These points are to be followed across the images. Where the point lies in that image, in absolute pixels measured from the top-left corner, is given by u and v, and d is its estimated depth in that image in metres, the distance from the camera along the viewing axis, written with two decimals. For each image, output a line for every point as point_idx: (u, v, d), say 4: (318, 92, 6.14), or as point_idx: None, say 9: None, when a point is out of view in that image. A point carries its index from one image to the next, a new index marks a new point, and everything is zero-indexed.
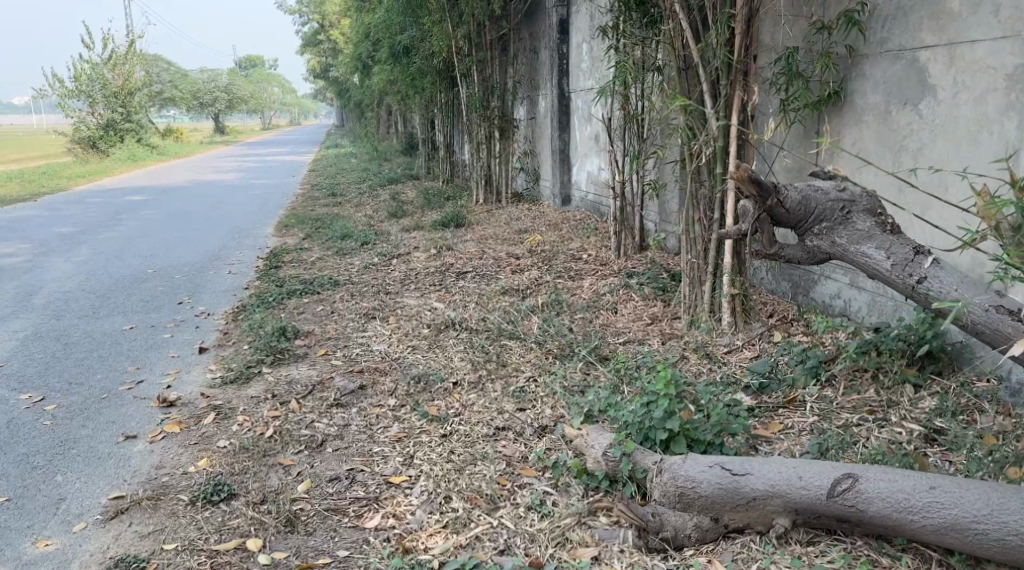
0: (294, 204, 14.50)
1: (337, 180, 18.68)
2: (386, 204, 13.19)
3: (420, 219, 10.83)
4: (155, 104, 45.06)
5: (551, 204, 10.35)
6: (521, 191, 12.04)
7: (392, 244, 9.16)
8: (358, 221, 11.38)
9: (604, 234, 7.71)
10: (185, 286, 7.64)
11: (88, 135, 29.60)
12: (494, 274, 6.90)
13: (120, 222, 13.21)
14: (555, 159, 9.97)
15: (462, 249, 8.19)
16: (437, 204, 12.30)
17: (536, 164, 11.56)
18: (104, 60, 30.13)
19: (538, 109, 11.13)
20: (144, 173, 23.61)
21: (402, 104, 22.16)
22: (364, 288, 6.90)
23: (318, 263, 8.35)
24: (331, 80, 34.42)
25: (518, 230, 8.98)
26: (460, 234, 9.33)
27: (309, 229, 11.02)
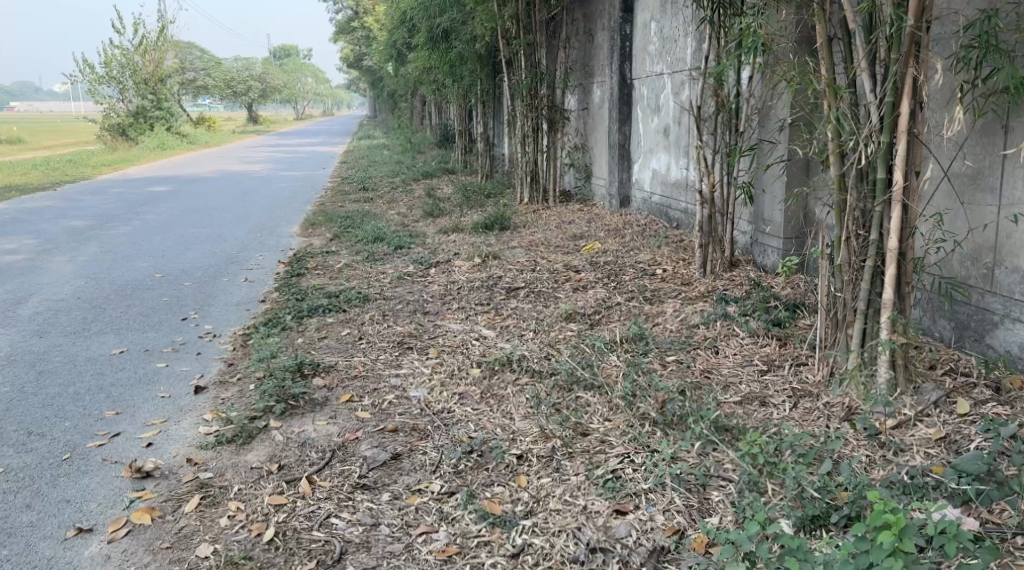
0: (323, 200, 13.53)
1: (369, 173, 17.70)
2: (421, 201, 12.17)
3: (459, 220, 9.79)
4: (188, 92, 44.53)
5: (607, 205, 9.26)
6: (570, 189, 10.96)
7: (430, 250, 8.13)
8: (391, 221, 10.36)
9: (679, 244, 6.60)
10: (192, 298, 6.64)
11: (118, 123, 28.98)
12: (551, 292, 5.82)
13: (137, 216, 12.31)
14: (614, 155, 8.86)
15: (511, 258, 7.13)
16: (477, 203, 11.23)
17: (588, 161, 10.46)
18: (135, 47, 29.46)
19: (593, 98, 10.05)
20: (171, 163, 22.84)
21: (438, 95, 21.13)
22: (399, 305, 5.87)
23: (347, 272, 7.34)
24: (365, 70, 33.56)
25: (573, 237, 7.89)
26: (507, 239, 8.28)
27: (337, 229, 10.03)
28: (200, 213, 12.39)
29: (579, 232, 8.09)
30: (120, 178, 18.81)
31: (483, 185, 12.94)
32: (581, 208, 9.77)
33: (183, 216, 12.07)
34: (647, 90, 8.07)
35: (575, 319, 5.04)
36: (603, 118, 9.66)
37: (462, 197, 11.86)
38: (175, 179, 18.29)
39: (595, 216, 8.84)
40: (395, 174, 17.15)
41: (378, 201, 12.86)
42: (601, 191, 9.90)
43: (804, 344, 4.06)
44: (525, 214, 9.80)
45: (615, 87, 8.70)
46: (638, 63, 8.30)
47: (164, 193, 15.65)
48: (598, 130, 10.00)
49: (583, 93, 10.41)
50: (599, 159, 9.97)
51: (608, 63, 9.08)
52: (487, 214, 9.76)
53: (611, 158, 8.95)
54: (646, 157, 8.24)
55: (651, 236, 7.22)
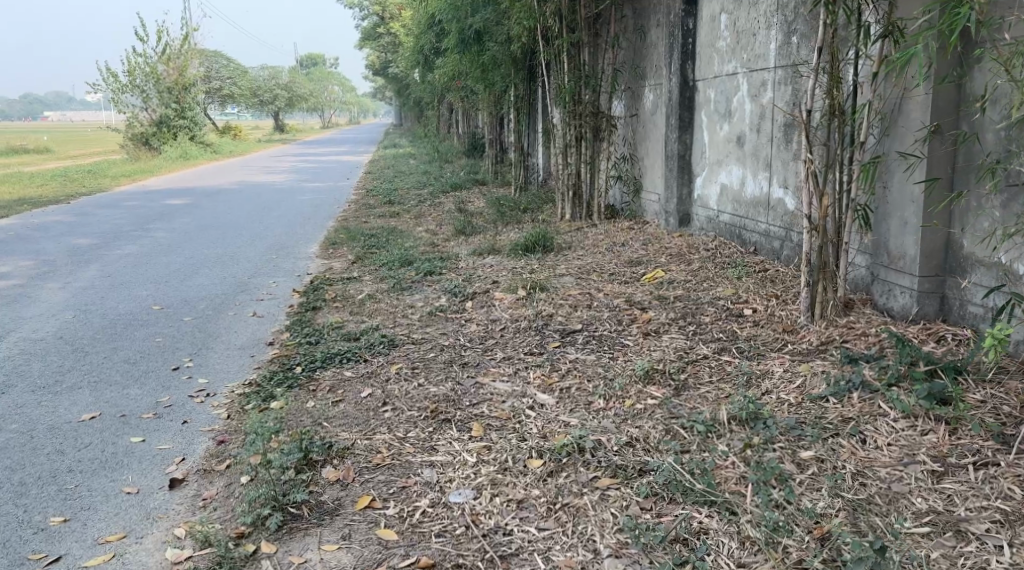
0: (347, 214, 12.60)
1: (395, 185, 16.72)
2: (452, 216, 11.19)
3: (495, 240, 8.78)
4: (213, 101, 44.03)
5: (663, 224, 8.20)
6: (616, 205, 9.91)
7: (464, 277, 7.10)
8: (420, 241, 9.39)
9: (765, 277, 5.53)
10: (190, 338, 5.67)
11: (141, 132, 28.30)
12: (618, 338, 4.76)
13: (146, 233, 11.44)
14: (672, 167, 7.81)
15: (561, 289, 6.09)
16: (514, 219, 10.21)
17: (639, 174, 9.40)
18: (159, 55, 28.90)
19: (644, 104, 9.02)
20: (193, 174, 22.13)
21: (466, 102, 20.13)
22: (431, 353, 4.83)
23: (369, 305, 6.32)
24: (391, 77, 32.82)
25: (631, 262, 6.85)
26: (552, 263, 7.23)
27: (360, 250, 9.05)
28: (214, 230, 11.50)
29: (637, 256, 7.03)
30: (136, 189, 18.04)
31: (519, 199, 11.91)
32: (630, 227, 8.71)
33: (195, 233, 11.18)
34: (715, 93, 7.05)
35: (656, 380, 3.98)
36: (658, 125, 8.62)
37: (497, 212, 10.82)
38: (194, 191, 17.46)
39: (650, 236, 7.78)
40: (422, 185, 16.14)
41: (405, 216, 11.88)
42: (653, 207, 8.84)
43: (985, 434, 3.05)
44: (567, 233, 8.76)
45: (674, 91, 7.66)
46: (703, 62, 7.27)
47: (180, 206, 14.84)
48: (650, 139, 8.95)
49: (633, 99, 9.38)
50: (652, 172, 8.92)
51: (665, 64, 8.06)
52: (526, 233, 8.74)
53: (668, 171, 7.91)
54: (713, 170, 7.18)
55: (724, 264, 6.14)
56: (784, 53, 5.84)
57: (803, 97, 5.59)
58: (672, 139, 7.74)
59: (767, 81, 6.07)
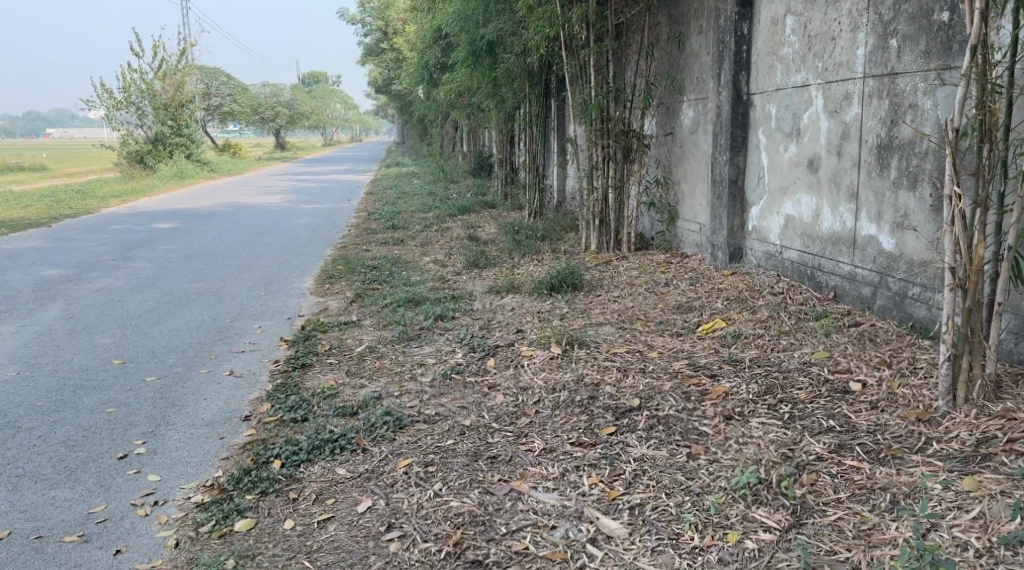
0: (347, 241, 11.56)
1: (398, 207, 15.65)
2: (462, 245, 10.14)
3: (514, 275, 7.73)
4: (212, 118, 43.21)
5: (708, 259, 7.13)
6: (647, 235, 8.85)
7: (482, 325, 6.01)
8: (429, 274, 8.34)
9: (862, 339, 4.49)
10: (148, 408, 4.58)
11: (136, 150, 27.31)
12: (694, 425, 3.65)
13: (125, 261, 10.39)
14: (721, 194, 6.74)
15: (605, 343, 4.98)
16: (531, 250, 9.13)
17: (673, 201, 8.37)
18: (155, 71, 28.00)
19: (682, 121, 8.00)
20: (187, 193, 21.17)
21: (473, 120, 19.11)
22: (448, 440, 3.73)
23: (368, 363, 5.21)
24: (394, 95, 31.92)
25: (681, 307, 5.75)
26: (586, 307, 6.14)
27: (359, 286, 7.96)
28: (200, 259, 10.42)
29: (687, 299, 5.91)
30: (124, 211, 17.02)
31: (534, 226, 10.83)
32: (667, 261, 7.64)
33: (179, 263, 10.11)
34: (778, 108, 6.03)
35: (762, 499, 2.93)
36: (700, 146, 7.62)
37: (512, 242, 9.72)
38: (184, 214, 16.41)
39: (695, 274, 6.71)
40: (427, 208, 15.06)
41: (409, 244, 10.79)
42: (693, 239, 7.80)
43: None
44: (596, 268, 7.69)
45: (725, 106, 6.64)
46: (762, 73, 6.28)
47: (168, 230, 13.81)
48: (689, 161, 7.94)
49: (666, 117, 8.38)
50: (690, 199, 7.90)
51: (711, 77, 7.07)
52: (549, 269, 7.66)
53: (715, 198, 6.87)
54: (774, 199, 6.15)
55: (801, 317, 5.08)
56: (876, 60, 4.85)
57: (906, 113, 4.61)
58: (720, 162, 6.71)
59: (856, 94, 5.06)
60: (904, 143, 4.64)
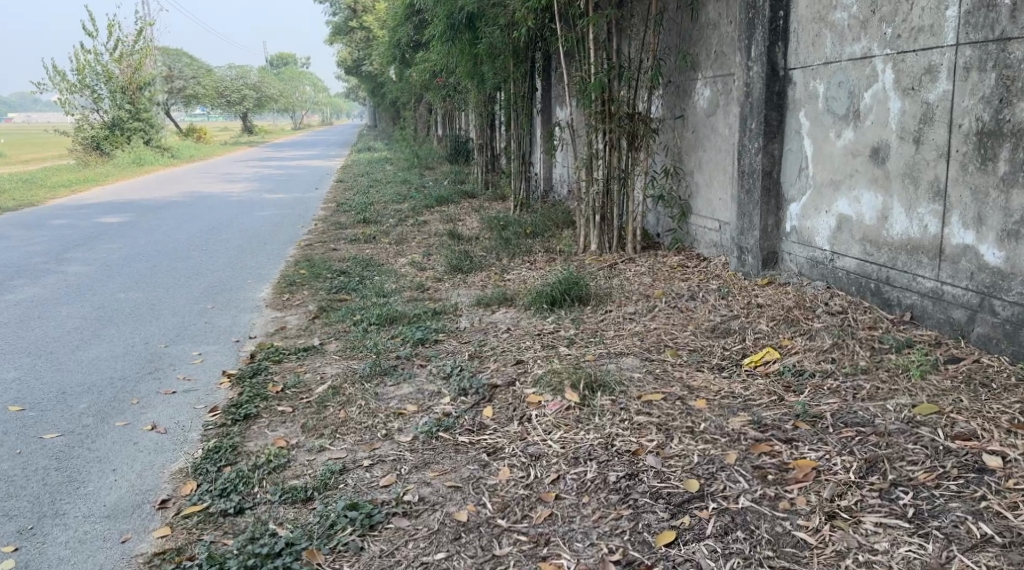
0: (313, 238, 10.41)
1: (369, 197, 14.46)
2: (443, 244, 9.05)
3: (506, 285, 6.68)
4: (176, 101, 41.52)
5: (733, 264, 6.09)
6: (654, 233, 7.79)
7: (471, 355, 4.92)
8: (406, 282, 7.27)
9: (972, 382, 3.51)
10: (34, 487, 3.47)
11: (92, 136, 25.80)
12: (784, 529, 2.63)
13: (59, 265, 9.17)
14: (752, 189, 5.69)
15: (632, 385, 3.92)
16: (521, 252, 8.06)
17: (684, 194, 7.30)
18: (111, 52, 26.41)
19: (697, 101, 6.91)
20: (146, 182, 19.83)
21: (449, 103, 17.90)
22: (437, 554, 2.70)
23: (329, 412, 4.11)
24: (365, 76, 30.51)
25: (716, 330, 4.70)
26: (597, 329, 5.09)
27: (323, 298, 6.84)
28: (144, 260, 9.22)
29: (721, 319, 4.85)
30: (73, 203, 15.70)
31: (522, 222, 9.73)
32: (682, 266, 6.60)
33: (120, 266, 8.90)
34: (828, 85, 4.96)
35: None
36: (719, 132, 6.55)
37: (499, 241, 8.63)
38: (137, 206, 15.14)
39: (722, 284, 5.68)
40: (401, 198, 13.88)
41: (382, 242, 9.67)
42: (712, 239, 6.76)
43: None
44: (600, 275, 6.63)
45: (757, 84, 5.56)
46: (804, 43, 5.20)
47: (115, 226, 12.56)
48: (705, 149, 6.88)
49: (676, 97, 7.29)
50: (707, 192, 6.85)
51: (736, 49, 5.97)
52: (547, 279, 6.58)
53: (743, 193, 5.81)
54: (821, 196, 5.10)
55: (875, 348, 4.05)
56: (977, 22, 3.82)
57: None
58: (751, 150, 5.65)
59: (945, 65, 4.01)
60: (1020, 128, 3.66)
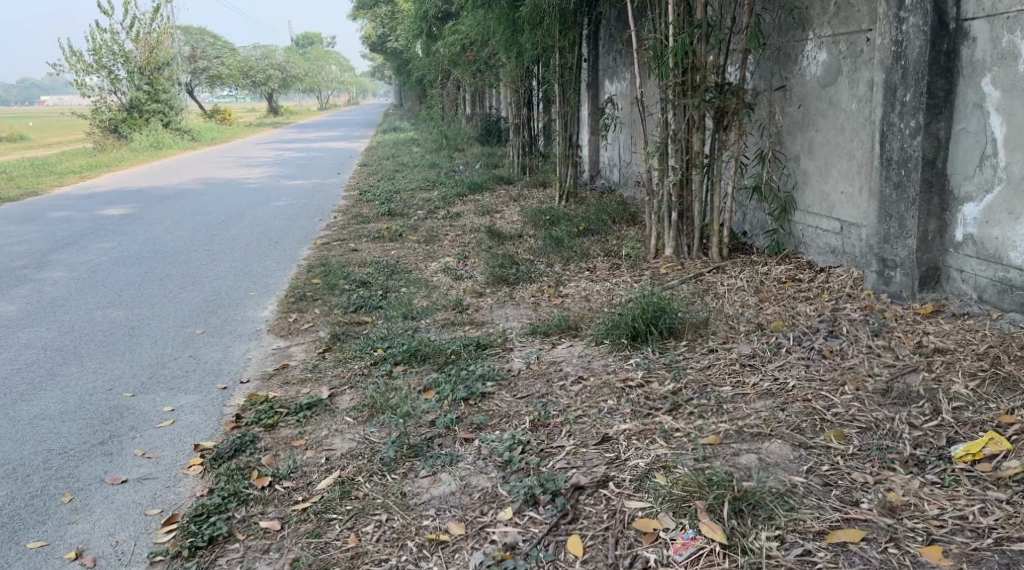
0: (332, 235, 9.10)
1: (395, 184, 13.10)
2: (481, 244, 7.69)
3: (568, 305, 5.32)
4: (198, 82, 40.31)
5: (867, 280, 4.71)
6: (743, 232, 6.38)
7: (534, 423, 3.52)
8: (439, 297, 5.92)
9: None
10: None
11: (109, 118, 24.59)
12: None
13: (36, 269, 7.88)
14: (906, 184, 4.32)
15: (796, 512, 2.59)
16: (578, 257, 6.65)
17: (786, 186, 5.91)
18: (127, 30, 25.12)
19: (810, 68, 5.50)
20: (159, 167, 18.54)
21: (480, 79, 16.42)
22: None
23: (333, 534, 2.79)
24: (391, 53, 29.18)
25: (889, 398, 3.31)
26: (706, 382, 3.72)
27: (335, 322, 5.46)
28: (134, 263, 7.90)
29: (887, 378, 3.45)
30: (76, 192, 14.44)
31: (572, 216, 8.29)
32: (794, 279, 5.21)
33: (106, 269, 7.60)
34: None
35: None
36: (843, 107, 5.17)
37: (548, 241, 7.22)
38: (145, 194, 13.90)
39: (864, 312, 4.27)
40: (430, 186, 12.49)
41: (410, 242, 8.31)
42: (828, 243, 5.39)
43: None
44: (686, 293, 5.19)
45: (916, 40, 4.16)
46: None
47: (114, 218, 11.27)
48: (819, 128, 5.48)
49: (778, 63, 5.85)
50: (821, 184, 5.47)
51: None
52: (620, 304, 5.18)
53: (889, 187, 4.45)
54: (1022, 193, 3.85)
55: None
56: None
57: None
58: (905, 131, 4.28)
59: None
60: None
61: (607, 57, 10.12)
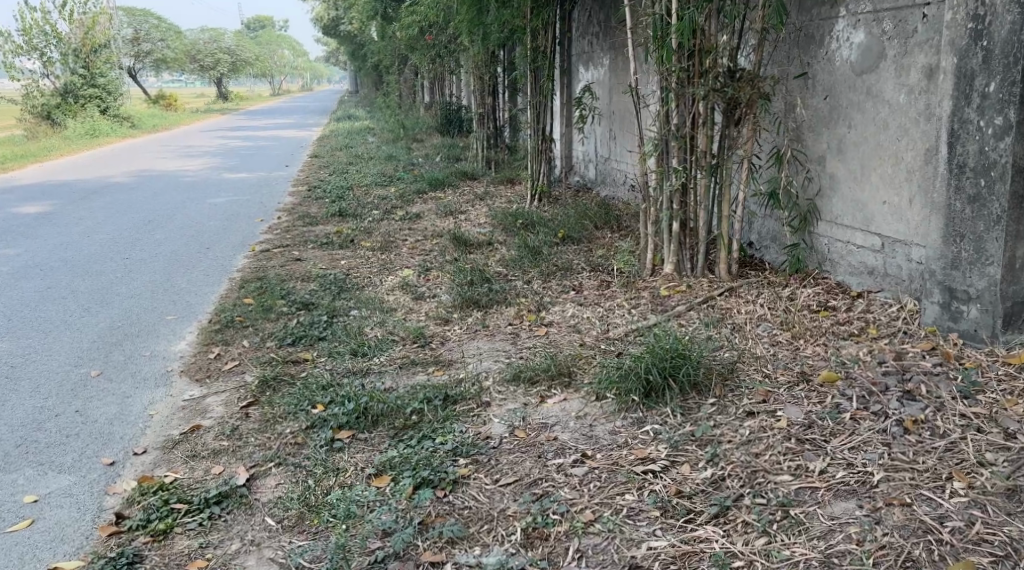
0: (276, 240, 8.04)
1: (347, 179, 12.01)
2: (446, 255, 6.71)
3: (555, 342, 4.37)
4: (143, 66, 38.44)
5: (926, 314, 3.83)
6: (755, 245, 5.47)
7: (528, 535, 2.59)
8: (397, 326, 4.94)
9: None
10: None
11: (41, 104, 22.93)
12: None
13: None
14: (988, 196, 3.44)
15: None
16: (560, 275, 5.70)
17: (807, 192, 5.01)
18: (60, 9, 23.43)
19: (842, 52, 4.59)
20: (93, 158, 17.15)
21: (440, 66, 15.33)
22: None
23: None
24: (346, 37, 27.92)
25: (1018, 503, 2.43)
26: (754, 468, 2.77)
27: (267, 363, 4.43)
28: (37, 276, 6.77)
29: (1007, 469, 2.56)
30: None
31: (547, 221, 7.33)
32: (828, 309, 4.32)
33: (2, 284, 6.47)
34: None
35: None
36: (886, 99, 4.29)
37: (523, 252, 6.26)
38: (71, 188, 12.64)
39: (937, 360, 3.39)
40: (386, 181, 11.44)
41: (363, 251, 7.29)
42: (866, 262, 4.51)
43: None
44: (699, 330, 4.26)
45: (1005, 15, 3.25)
46: None
47: (29, 218, 10.03)
48: (852, 124, 4.59)
49: (798, 46, 4.94)
50: (855, 191, 4.58)
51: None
52: (621, 341, 4.24)
53: (960, 200, 3.57)
54: None
55: None
56: None
57: None
58: (987, 131, 3.40)
59: None
60: None
61: (581, 42, 9.25)
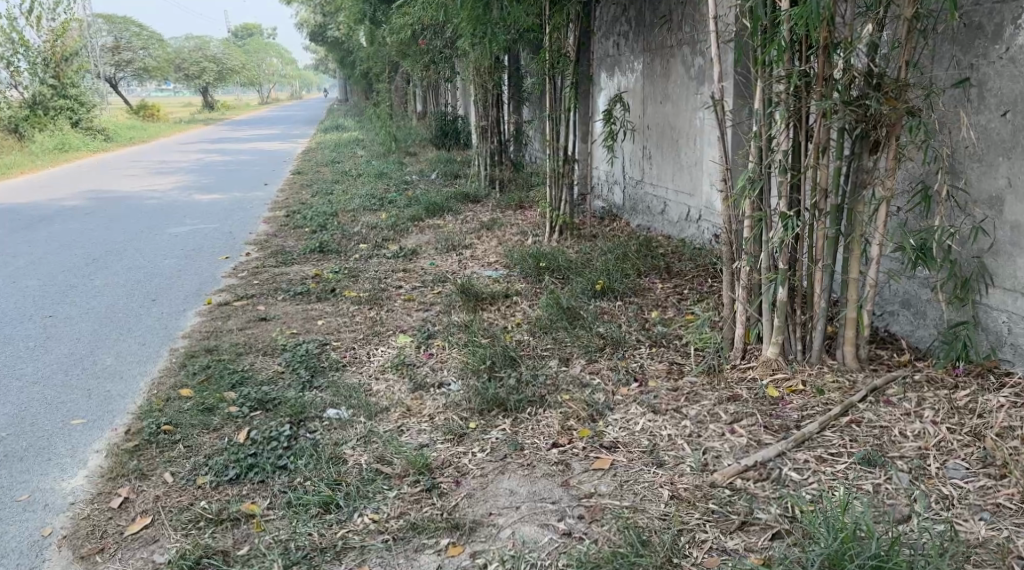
0: (241, 288, 6.51)
1: (332, 201, 10.51)
2: (454, 315, 5.21)
3: (632, 492, 2.88)
4: (123, 74, 36.76)
5: None
6: (882, 311, 4.01)
7: None
8: (393, 445, 3.43)
9: None
10: None
11: (7, 116, 21.23)
12: None
13: None
14: None
15: None
16: (610, 354, 4.19)
17: (970, 248, 3.53)
18: (28, 14, 21.76)
19: None
20: (53, 177, 15.52)
21: (434, 73, 13.87)
22: None
23: None
24: (333, 43, 26.48)
25: None
26: None
27: (191, 525, 2.96)
28: None
29: None
30: None
31: (578, 266, 5.84)
32: None
33: None
34: None
35: None
36: None
37: (557, 315, 4.76)
38: (15, 215, 11.03)
39: None
40: (375, 205, 9.92)
41: (347, 305, 5.79)
42: None
43: None
44: (856, 477, 2.79)
45: None
46: None
47: None
48: None
49: (953, 42, 3.47)
50: None
51: None
52: (738, 494, 2.76)
53: None
54: None
55: None
56: None
57: None
58: None
59: None
60: None
61: (605, 44, 7.81)
